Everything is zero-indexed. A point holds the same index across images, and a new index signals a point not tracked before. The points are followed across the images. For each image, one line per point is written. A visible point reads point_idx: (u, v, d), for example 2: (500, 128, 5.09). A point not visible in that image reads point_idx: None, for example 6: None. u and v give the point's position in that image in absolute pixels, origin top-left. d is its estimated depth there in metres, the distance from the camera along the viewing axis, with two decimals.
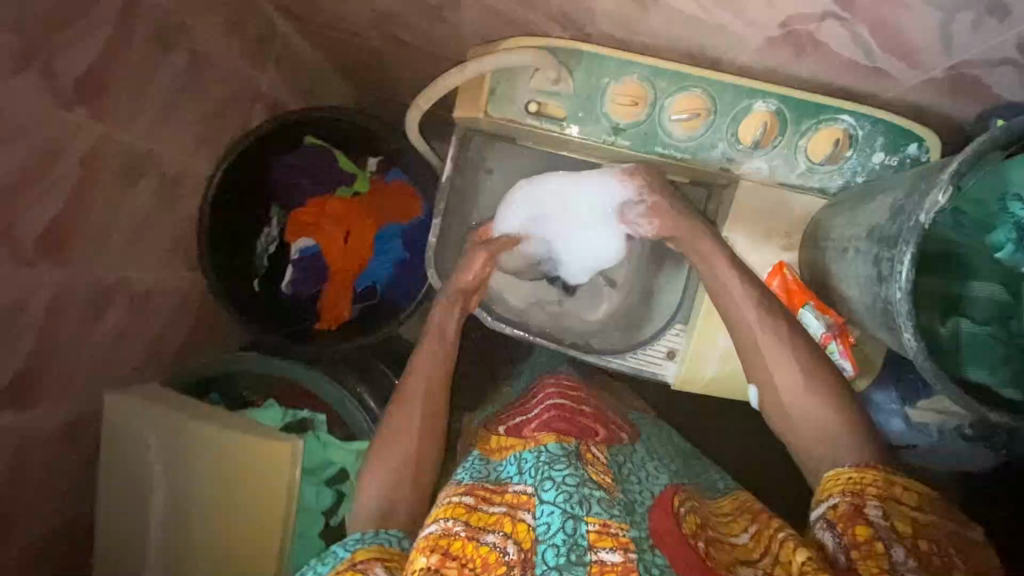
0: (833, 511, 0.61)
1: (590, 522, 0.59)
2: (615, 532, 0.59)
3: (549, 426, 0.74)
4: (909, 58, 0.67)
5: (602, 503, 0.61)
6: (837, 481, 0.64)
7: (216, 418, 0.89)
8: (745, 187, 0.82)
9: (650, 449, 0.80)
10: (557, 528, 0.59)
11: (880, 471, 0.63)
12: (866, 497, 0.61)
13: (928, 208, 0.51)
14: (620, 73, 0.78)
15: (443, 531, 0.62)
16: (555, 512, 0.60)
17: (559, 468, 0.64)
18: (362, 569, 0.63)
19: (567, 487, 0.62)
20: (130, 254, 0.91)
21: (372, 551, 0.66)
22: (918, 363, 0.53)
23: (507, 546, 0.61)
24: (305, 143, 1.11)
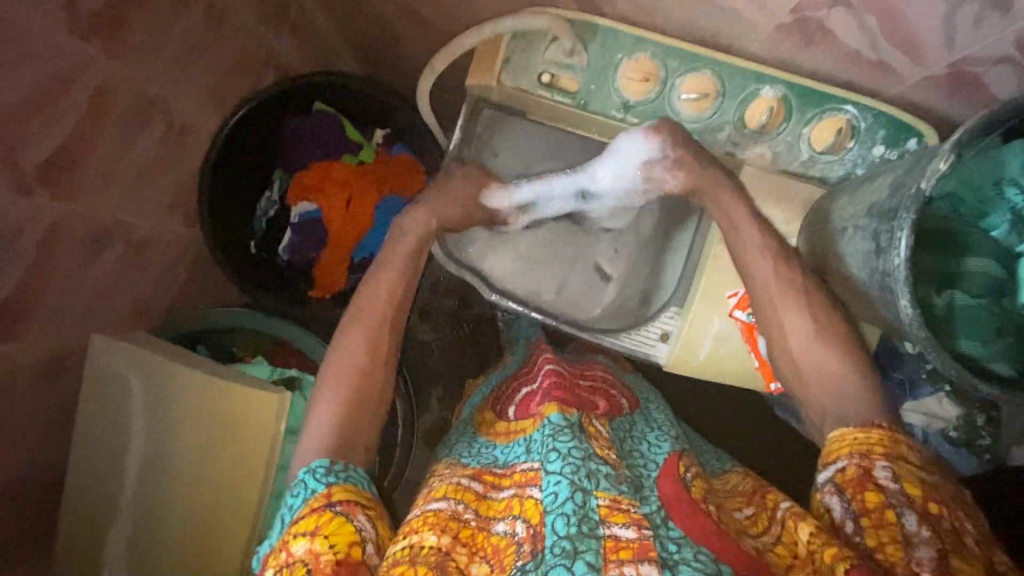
0: (841, 475, 0.61)
1: (599, 497, 0.58)
2: (626, 508, 0.58)
3: (549, 394, 0.73)
4: (913, 53, 0.68)
5: (610, 480, 0.61)
6: (844, 442, 0.63)
7: (204, 367, 0.88)
8: (748, 173, 0.83)
9: (648, 420, 0.83)
10: (566, 498, 0.57)
11: (885, 432, 0.63)
12: (875, 460, 0.60)
13: (929, 175, 0.52)
14: (633, 50, 0.79)
15: (453, 513, 0.63)
16: (562, 482, 0.58)
17: (563, 440, 0.62)
18: (345, 515, 0.60)
19: (573, 459, 0.60)
20: (129, 199, 0.91)
21: (349, 493, 0.64)
22: (914, 330, 0.53)
23: (517, 529, 0.60)
24: (314, 110, 1.11)
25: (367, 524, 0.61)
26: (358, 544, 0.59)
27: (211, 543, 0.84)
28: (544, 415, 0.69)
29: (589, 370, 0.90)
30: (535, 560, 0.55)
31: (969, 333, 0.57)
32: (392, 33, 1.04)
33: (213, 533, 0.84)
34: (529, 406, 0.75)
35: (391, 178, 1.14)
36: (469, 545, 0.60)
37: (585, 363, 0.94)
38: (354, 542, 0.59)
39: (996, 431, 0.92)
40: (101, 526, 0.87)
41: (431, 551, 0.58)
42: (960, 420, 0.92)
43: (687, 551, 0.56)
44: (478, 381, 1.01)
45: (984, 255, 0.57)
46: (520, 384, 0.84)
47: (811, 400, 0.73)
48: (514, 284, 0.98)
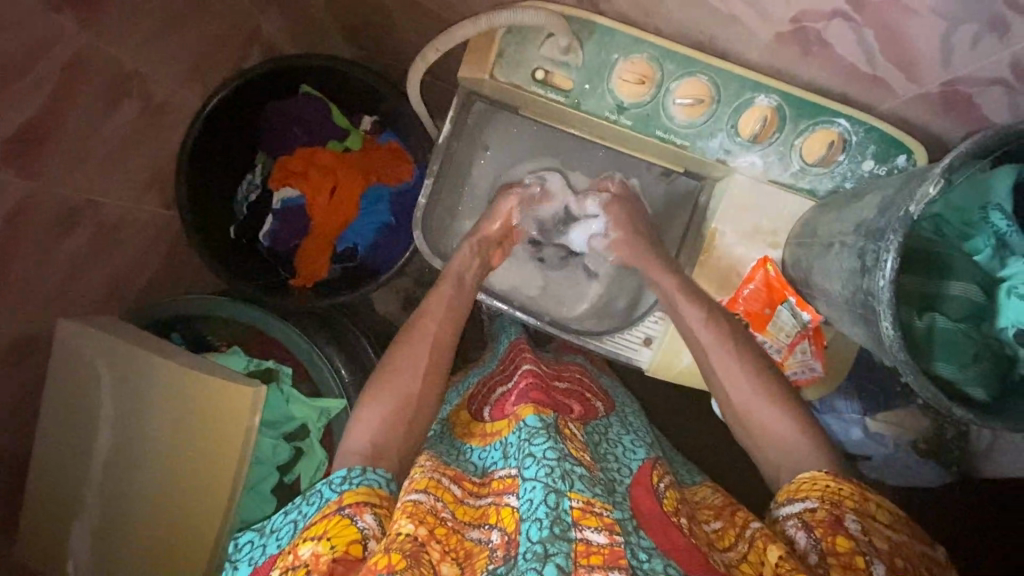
0: (810, 514, 0.62)
1: (573, 499, 0.58)
2: (599, 512, 0.57)
3: (526, 396, 0.74)
4: (909, 70, 0.68)
5: (584, 481, 0.60)
6: (816, 485, 0.64)
7: (175, 355, 0.85)
8: (738, 181, 0.82)
9: (624, 422, 0.83)
10: (540, 501, 0.57)
11: (859, 487, 0.64)
12: (844, 509, 0.61)
13: (919, 199, 0.52)
14: (630, 51, 0.78)
15: (431, 506, 0.61)
16: (538, 486, 0.59)
17: (538, 443, 0.64)
18: (350, 516, 0.61)
19: (547, 461, 0.61)
20: (102, 179, 0.87)
21: (362, 495, 0.63)
22: (894, 352, 0.53)
23: (492, 537, 0.60)
24: (300, 93, 1.08)
25: (371, 525, 0.60)
26: (359, 542, 0.59)
27: (180, 535, 0.83)
28: (520, 417, 0.70)
29: (563, 371, 0.90)
30: (506, 565, 0.55)
31: (947, 357, 0.57)
32: (384, 17, 1.00)
33: (184, 526, 0.83)
34: (506, 406, 0.77)
35: (376, 166, 1.12)
36: (443, 543, 0.59)
37: (562, 363, 0.94)
38: (354, 541, 0.59)
39: (966, 446, 0.94)
40: (67, 514, 0.85)
41: (406, 538, 0.56)
42: (929, 433, 0.94)
43: (657, 562, 0.56)
44: (457, 377, 1.00)
45: (966, 280, 0.57)
46: (496, 384, 0.85)
47: None
48: (515, 292, 1.00)
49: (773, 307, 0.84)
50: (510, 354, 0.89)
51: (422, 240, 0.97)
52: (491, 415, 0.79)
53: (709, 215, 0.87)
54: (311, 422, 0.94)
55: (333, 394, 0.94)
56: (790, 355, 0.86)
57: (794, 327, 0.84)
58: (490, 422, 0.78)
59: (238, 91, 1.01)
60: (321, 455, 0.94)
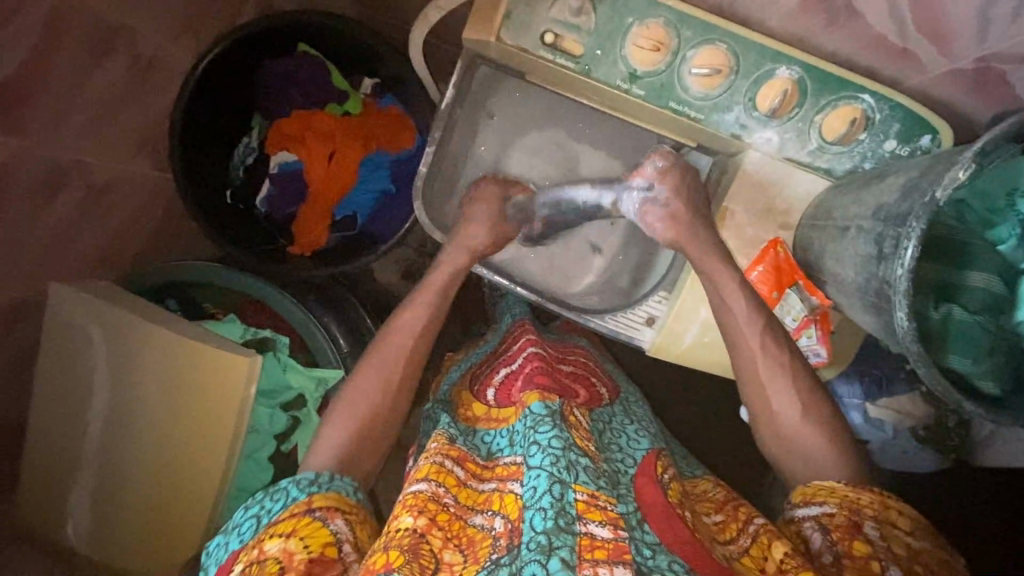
0: (828, 517, 0.64)
1: (577, 491, 0.58)
2: (603, 506, 0.57)
3: (531, 380, 0.74)
4: (940, 42, 0.65)
5: (588, 473, 0.60)
6: (832, 491, 0.66)
7: (168, 322, 0.84)
8: (753, 158, 0.79)
9: (628, 412, 0.83)
10: (544, 491, 0.57)
11: (878, 495, 0.65)
12: (862, 517, 0.63)
13: (946, 184, 0.48)
14: (645, 14, 0.73)
15: (433, 493, 0.62)
16: (542, 475, 0.59)
17: (543, 431, 0.64)
18: (323, 519, 0.61)
19: (552, 450, 0.61)
20: (91, 137, 0.85)
21: (330, 499, 0.64)
22: (906, 344, 0.51)
23: (495, 524, 0.60)
24: (298, 52, 1.04)
25: (342, 528, 0.62)
26: (333, 544, 0.60)
27: (178, 502, 0.83)
28: (525, 404, 0.70)
29: (568, 354, 0.89)
30: (510, 554, 0.55)
31: (962, 352, 0.53)
32: None
33: (180, 489, 0.83)
34: (512, 392, 0.77)
35: (377, 131, 1.08)
36: (445, 530, 0.60)
37: (567, 345, 0.93)
38: (328, 544, 0.60)
39: (965, 433, 0.92)
40: (65, 477, 0.85)
41: (404, 534, 0.58)
42: (930, 419, 0.94)
43: (662, 558, 0.56)
44: (457, 357, 0.97)
45: (988, 269, 0.54)
46: (498, 365, 0.85)
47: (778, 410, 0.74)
48: (505, 273, 0.96)
49: (782, 290, 0.80)
50: (521, 341, 0.85)
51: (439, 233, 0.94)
52: (494, 397, 0.79)
53: (719, 194, 0.84)
54: (307, 393, 0.92)
55: (331, 364, 0.92)
56: (795, 340, 0.82)
57: (801, 311, 0.81)
58: (495, 406, 0.78)
59: (232, 46, 0.96)
60: (317, 426, 0.92)
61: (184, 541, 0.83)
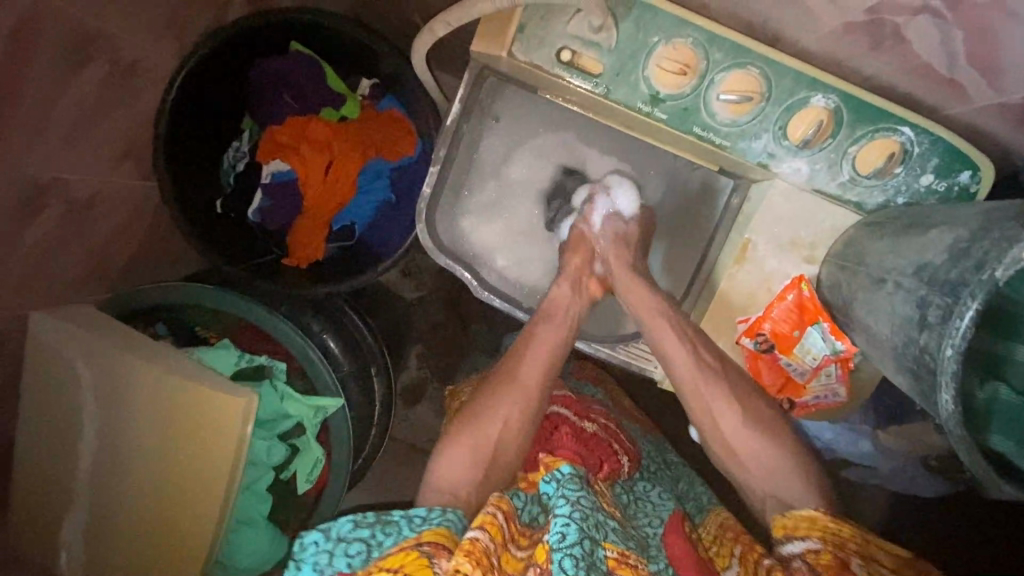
0: (815, 555, 0.60)
1: (607, 548, 0.58)
2: (634, 564, 0.58)
3: (552, 450, 0.74)
4: (992, 76, 0.60)
5: (618, 533, 0.61)
6: (817, 524, 0.63)
7: (157, 356, 0.80)
8: (779, 189, 0.74)
9: (649, 477, 0.80)
10: (575, 541, 0.55)
11: (861, 530, 0.62)
12: (848, 553, 0.60)
13: (1008, 263, 0.44)
14: (672, 33, 0.67)
15: (484, 542, 0.55)
16: (570, 525, 0.57)
17: (571, 488, 0.62)
18: (428, 557, 0.55)
19: (581, 505, 0.59)
20: (69, 151, 0.78)
21: (440, 536, 0.58)
22: (950, 428, 0.47)
23: None
24: (290, 52, 0.97)
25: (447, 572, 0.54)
26: None
27: (169, 544, 0.79)
28: (550, 467, 0.68)
29: (593, 412, 0.85)
30: None
31: (1005, 432, 0.50)
32: None
33: (171, 531, 0.79)
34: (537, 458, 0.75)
35: (376, 138, 1.02)
36: None
37: (581, 395, 0.90)
38: None
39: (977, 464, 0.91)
40: (53, 513, 0.81)
41: None
42: (942, 450, 0.92)
43: None
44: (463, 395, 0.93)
45: None
46: None
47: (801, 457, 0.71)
48: (519, 285, 0.93)
49: (803, 329, 0.76)
50: (547, 417, 0.81)
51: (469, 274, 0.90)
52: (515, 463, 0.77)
53: (741, 223, 0.79)
54: (306, 420, 0.88)
55: (331, 392, 0.88)
56: (814, 378, 0.79)
57: (822, 351, 0.77)
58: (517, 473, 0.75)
59: (221, 47, 0.89)
60: (318, 452, 0.89)
61: None
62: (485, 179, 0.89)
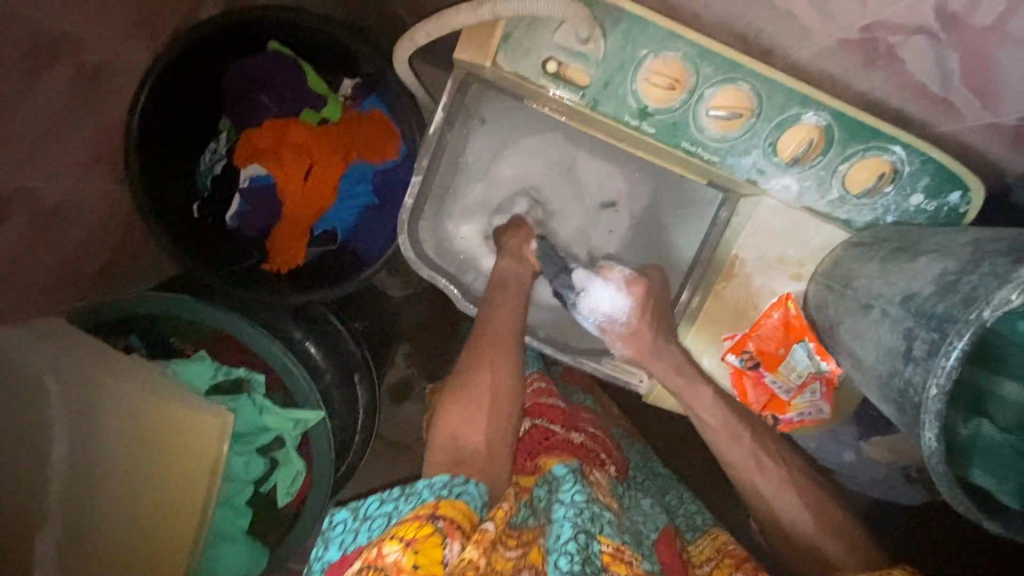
0: None
1: (603, 543, 0.60)
2: (628, 560, 0.60)
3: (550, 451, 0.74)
4: (986, 98, 0.59)
5: (613, 526, 0.63)
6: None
7: (130, 374, 0.78)
8: (768, 205, 0.73)
9: (639, 486, 0.79)
10: (569, 537, 0.59)
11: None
12: None
13: (996, 305, 0.43)
14: (662, 47, 0.65)
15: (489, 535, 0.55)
16: (567, 524, 0.61)
17: (567, 488, 0.65)
18: (441, 535, 0.54)
19: (576, 504, 0.62)
20: (35, 159, 0.75)
21: (456, 509, 0.57)
22: (933, 465, 0.47)
23: None
24: (268, 51, 0.93)
25: (456, 552, 0.54)
26: (440, 563, 0.53)
27: (145, 563, 0.78)
28: (544, 469, 0.70)
29: (581, 422, 0.83)
30: None
31: (986, 468, 0.49)
32: None
33: (152, 554, 0.78)
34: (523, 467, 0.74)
35: (359, 141, 0.99)
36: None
37: (571, 405, 0.88)
38: (437, 563, 0.53)
39: None
40: None
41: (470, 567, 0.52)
42: (921, 461, 0.93)
43: None
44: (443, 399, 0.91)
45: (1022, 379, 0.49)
46: None
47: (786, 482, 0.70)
48: None
49: (788, 346, 0.76)
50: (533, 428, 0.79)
51: (454, 288, 0.88)
52: None
53: (729, 239, 0.78)
54: (286, 433, 0.86)
55: (312, 405, 0.86)
56: (798, 395, 0.79)
57: (807, 368, 0.77)
58: None
59: (194, 47, 0.85)
60: (298, 465, 0.88)
61: None
62: (462, 182, 0.86)
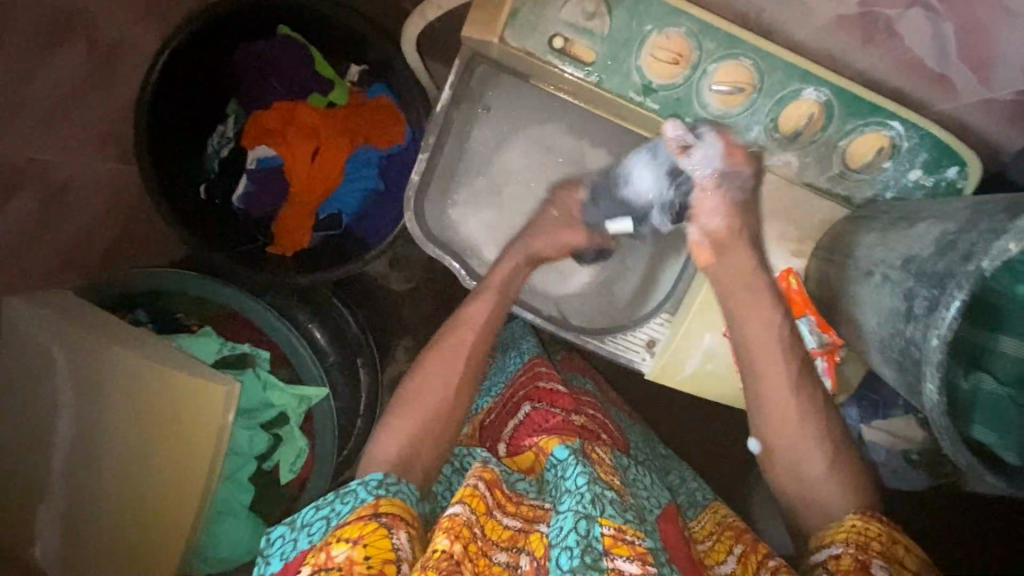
0: (836, 563, 0.59)
1: (604, 525, 0.56)
2: (631, 540, 0.55)
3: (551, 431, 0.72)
4: (981, 71, 0.61)
5: (615, 506, 0.58)
6: (845, 529, 0.62)
7: (137, 344, 0.79)
8: (770, 182, 0.74)
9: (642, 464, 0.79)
10: (569, 529, 0.56)
11: (885, 529, 0.61)
12: (872, 554, 0.59)
13: (994, 255, 0.44)
14: (665, 22, 0.67)
15: (466, 517, 0.56)
16: (568, 515, 0.57)
17: (570, 473, 0.62)
18: (388, 528, 0.55)
19: (579, 489, 0.59)
20: (45, 132, 0.78)
21: (395, 506, 0.58)
22: (935, 416, 0.48)
23: (521, 562, 0.58)
24: (278, 35, 0.95)
25: (404, 543, 0.55)
26: (393, 561, 0.53)
27: (148, 535, 0.78)
28: (547, 451, 0.68)
29: (581, 402, 0.84)
30: None
31: (985, 420, 0.51)
32: None
33: (157, 527, 0.78)
34: (524, 439, 0.74)
35: (365, 125, 1.00)
36: (473, 563, 0.54)
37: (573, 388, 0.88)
38: (388, 560, 0.52)
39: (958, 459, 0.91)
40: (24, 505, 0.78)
41: (443, 557, 0.52)
42: (924, 444, 0.92)
43: None
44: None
45: (1022, 337, 0.50)
46: (503, 416, 0.81)
47: (789, 456, 0.69)
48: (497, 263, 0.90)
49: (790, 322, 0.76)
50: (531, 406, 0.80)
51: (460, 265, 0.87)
52: (505, 452, 0.76)
53: None
54: (290, 410, 0.88)
55: (316, 382, 0.87)
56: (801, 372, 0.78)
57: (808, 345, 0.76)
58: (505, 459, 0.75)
59: (204, 30, 0.87)
60: (301, 442, 0.89)
61: None
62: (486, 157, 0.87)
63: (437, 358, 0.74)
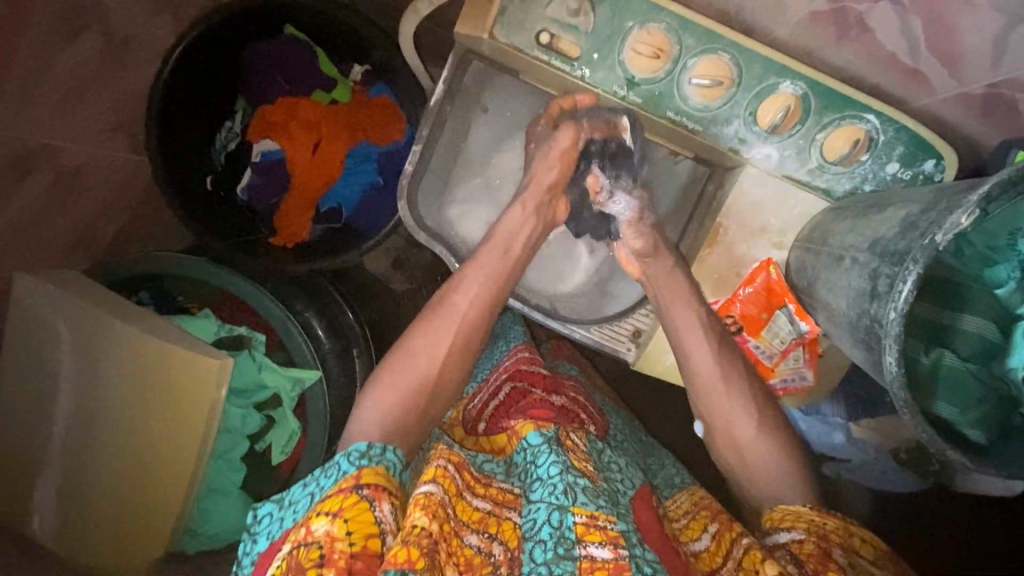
0: (798, 546, 0.60)
1: (577, 514, 0.57)
2: (603, 526, 0.56)
3: (527, 412, 0.74)
4: (952, 65, 0.62)
5: (588, 493, 0.59)
6: (802, 517, 0.64)
7: (137, 320, 0.82)
8: (750, 174, 0.76)
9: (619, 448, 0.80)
10: (544, 522, 0.58)
11: (841, 521, 0.63)
12: (831, 543, 0.60)
13: (947, 229, 0.46)
14: (646, 18, 0.69)
15: (438, 493, 0.57)
16: (542, 507, 0.59)
17: (543, 462, 0.64)
18: (370, 500, 0.55)
19: (552, 480, 0.61)
20: (59, 118, 0.87)
21: (379, 477, 0.58)
22: (894, 390, 0.49)
23: (494, 549, 0.59)
24: (285, 34, 1.00)
25: (387, 516, 0.55)
26: (377, 536, 0.53)
27: (141, 506, 0.81)
28: (521, 435, 0.69)
29: (561, 386, 0.85)
30: None
31: (947, 397, 0.52)
32: None
33: (150, 499, 0.81)
34: (503, 418, 0.76)
35: (365, 122, 1.04)
36: (447, 544, 0.56)
37: (560, 376, 0.89)
38: (372, 535, 0.53)
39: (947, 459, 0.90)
40: (30, 475, 0.82)
41: (423, 533, 0.53)
42: (913, 443, 0.92)
43: None
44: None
45: (981, 316, 0.52)
46: (487, 398, 0.83)
47: None
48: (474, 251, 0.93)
49: (771, 311, 0.78)
50: (516, 388, 0.81)
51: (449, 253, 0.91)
52: (485, 428, 0.78)
53: (714, 209, 0.80)
54: (284, 392, 0.90)
55: (308, 365, 0.90)
56: (782, 361, 0.81)
57: (789, 334, 0.79)
58: (483, 436, 0.77)
59: (214, 31, 0.93)
60: (293, 426, 0.92)
61: (150, 548, 0.81)
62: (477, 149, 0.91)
63: (440, 327, 0.75)
